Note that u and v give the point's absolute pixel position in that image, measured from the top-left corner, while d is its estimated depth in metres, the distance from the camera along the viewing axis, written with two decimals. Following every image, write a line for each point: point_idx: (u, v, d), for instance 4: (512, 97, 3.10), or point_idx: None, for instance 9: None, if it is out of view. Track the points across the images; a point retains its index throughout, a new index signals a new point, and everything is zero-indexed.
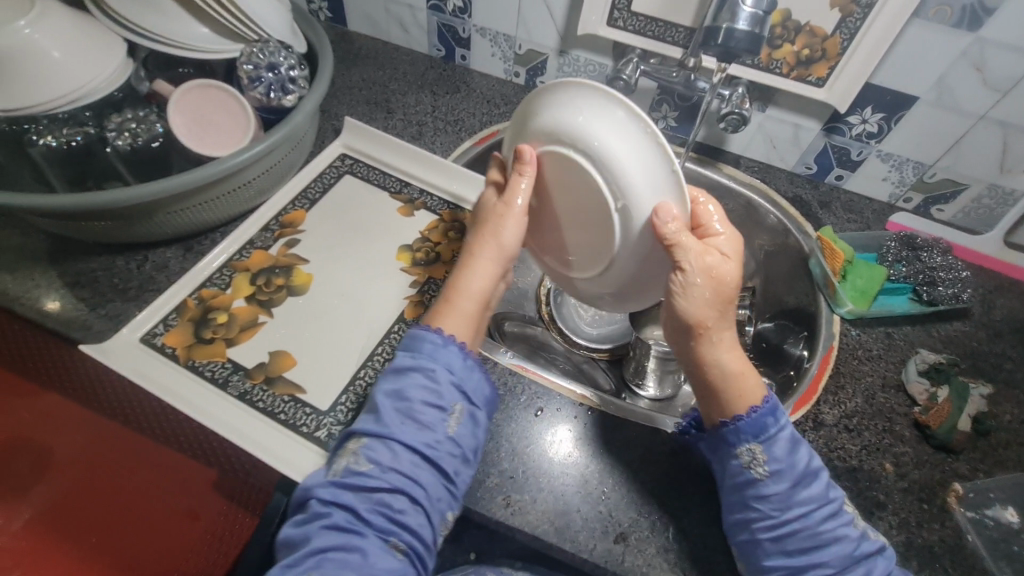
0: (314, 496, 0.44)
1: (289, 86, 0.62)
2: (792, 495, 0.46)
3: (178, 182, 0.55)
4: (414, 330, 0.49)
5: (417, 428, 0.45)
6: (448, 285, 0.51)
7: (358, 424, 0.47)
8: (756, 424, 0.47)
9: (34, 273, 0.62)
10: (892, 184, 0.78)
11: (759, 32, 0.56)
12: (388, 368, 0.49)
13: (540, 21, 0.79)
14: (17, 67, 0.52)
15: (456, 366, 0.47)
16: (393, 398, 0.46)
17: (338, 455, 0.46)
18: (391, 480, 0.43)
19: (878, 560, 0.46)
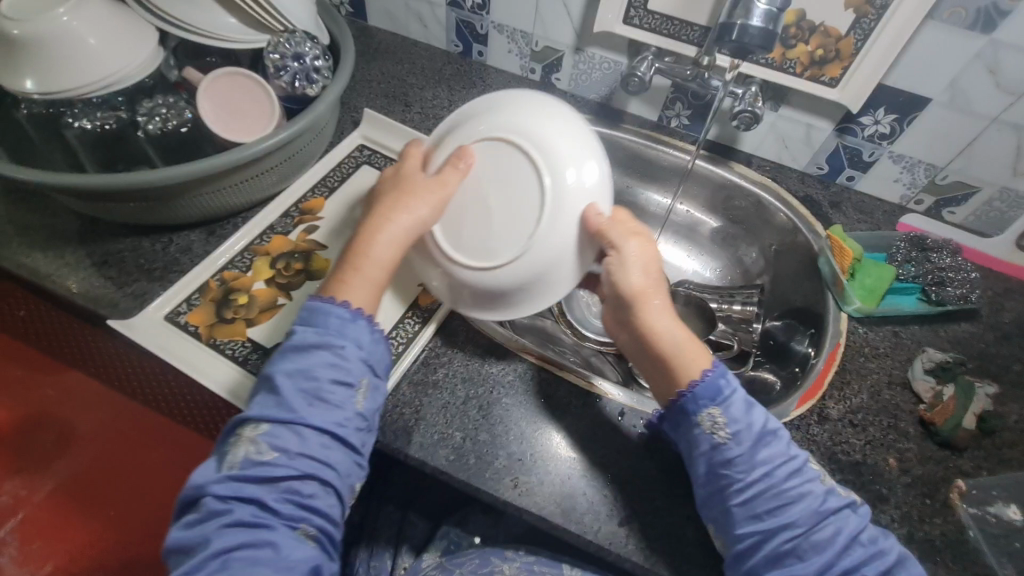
0: (210, 493, 0.43)
1: (313, 76, 0.64)
2: (753, 456, 0.48)
3: (205, 165, 0.57)
4: (324, 303, 0.50)
5: (325, 408, 0.46)
6: (355, 254, 0.52)
7: (252, 408, 0.46)
8: (711, 387, 0.49)
9: (65, 252, 0.64)
10: (904, 185, 0.79)
11: (772, 29, 0.57)
12: (287, 347, 0.49)
13: (557, 19, 0.80)
14: (56, 53, 0.54)
15: (364, 341, 0.49)
16: (299, 378, 0.47)
17: (234, 445, 0.45)
18: (301, 466, 0.44)
19: (847, 515, 0.47)
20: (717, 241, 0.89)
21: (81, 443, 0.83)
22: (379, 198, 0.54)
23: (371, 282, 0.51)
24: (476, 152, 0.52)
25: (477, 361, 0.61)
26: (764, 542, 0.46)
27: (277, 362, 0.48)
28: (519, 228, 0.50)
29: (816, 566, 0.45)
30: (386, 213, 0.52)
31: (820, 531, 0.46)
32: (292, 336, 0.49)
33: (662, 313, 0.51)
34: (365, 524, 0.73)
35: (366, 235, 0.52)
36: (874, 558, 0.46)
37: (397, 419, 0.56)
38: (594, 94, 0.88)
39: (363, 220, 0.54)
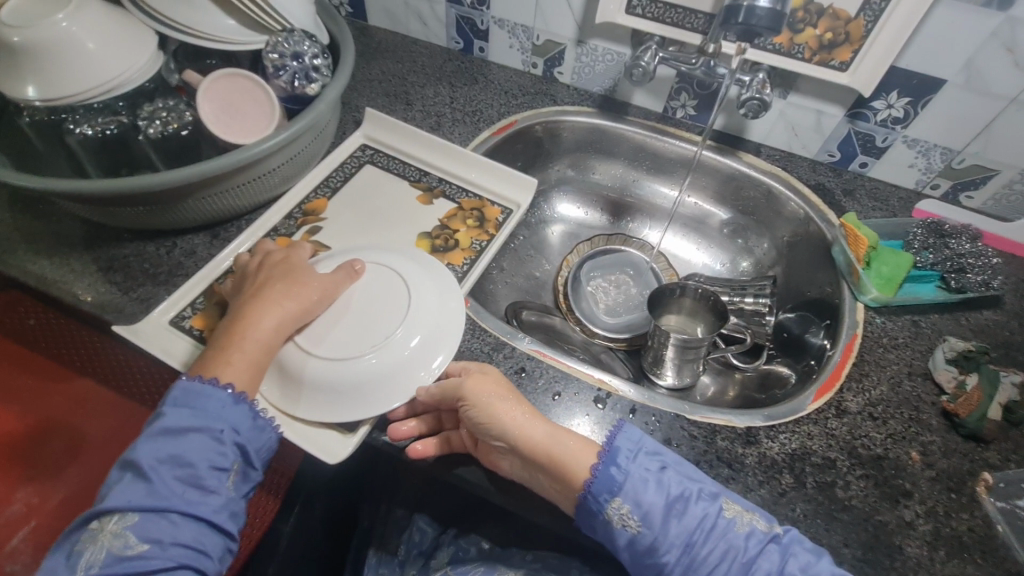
0: None
1: (312, 75, 0.64)
2: (665, 534, 0.47)
3: (203, 169, 0.57)
4: (195, 383, 0.48)
5: (201, 495, 0.45)
6: (234, 329, 0.51)
7: (109, 498, 0.43)
8: (605, 480, 0.48)
9: (70, 259, 0.64)
10: (919, 171, 0.77)
11: (780, 10, 0.55)
12: (148, 431, 0.46)
13: (558, 11, 0.79)
14: (55, 58, 0.54)
15: (244, 425, 0.48)
16: (170, 465, 0.44)
17: (88, 543, 0.42)
18: (175, 557, 0.42)
19: (772, 549, 0.46)
20: (727, 233, 0.87)
21: (93, 451, 0.79)
22: (263, 280, 0.55)
23: (245, 356, 0.49)
24: (364, 264, 0.59)
25: (484, 359, 0.59)
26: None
27: (136, 448, 0.45)
28: (376, 343, 0.54)
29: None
30: (276, 291, 0.53)
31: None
32: (156, 418, 0.47)
33: (532, 423, 0.50)
34: (375, 528, 0.72)
35: (247, 313, 0.51)
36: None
37: (406, 420, 0.55)
38: (597, 86, 0.87)
39: (241, 301, 0.53)
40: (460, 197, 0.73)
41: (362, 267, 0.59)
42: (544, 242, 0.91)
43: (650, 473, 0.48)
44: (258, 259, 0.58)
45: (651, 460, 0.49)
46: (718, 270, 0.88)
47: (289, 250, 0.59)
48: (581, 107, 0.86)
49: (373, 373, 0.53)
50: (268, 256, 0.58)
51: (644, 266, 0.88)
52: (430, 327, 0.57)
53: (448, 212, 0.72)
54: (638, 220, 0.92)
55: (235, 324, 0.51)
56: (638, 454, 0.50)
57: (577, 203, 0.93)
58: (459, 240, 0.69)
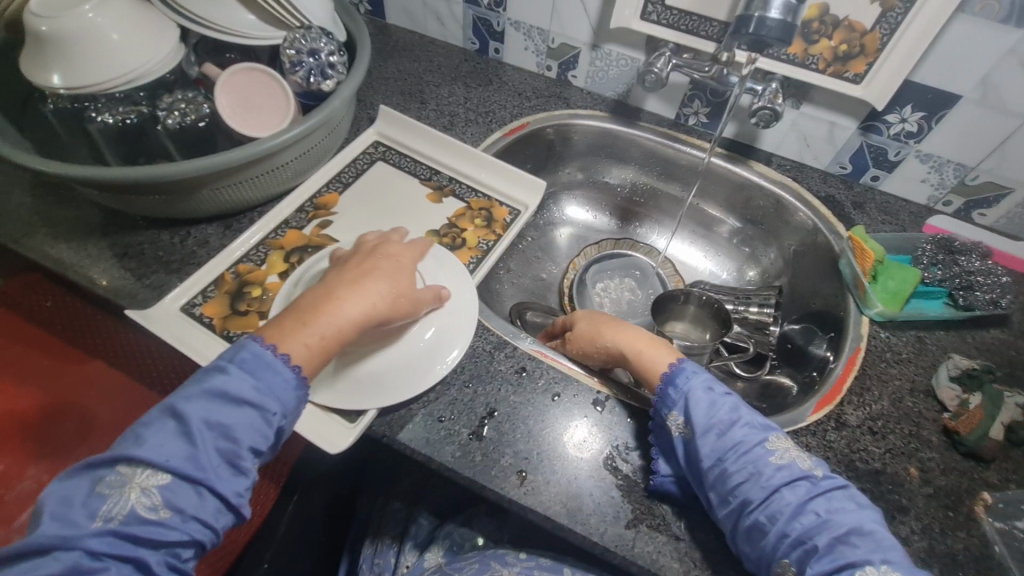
0: (81, 548, 0.38)
1: (328, 71, 0.65)
2: (707, 444, 0.50)
3: (216, 160, 0.58)
4: (265, 352, 0.47)
5: (231, 472, 0.44)
6: (315, 307, 0.50)
7: (145, 448, 0.42)
8: (671, 387, 0.54)
9: (88, 244, 0.66)
10: (931, 186, 0.76)
11: (791, 22, 0.55)
12: (203, 387, 0.45)
13: (573, 15, 0.80)
14: (80, 48, 0.56)
15: (290, 412, 0.47)
16: (216, 433, 0.44)
17: (112, 492, 0.40)
18: (193, 531, 0.42)
19: (800, 484, 0.48)
20: (735, 241, 0.88)
21: (102, 432, 0.77)
22: (367, 269, 0.54)
23: (320, 340, 0.49)
24: (448, 295, 0.59)
25: (486, 359, 0.60)
26: (733, 522, 0.48)
27: (187, 403, 0.44)
28: (407, 347, 0.56)
29: (773, 538, 0.46)
30: (374, 286, 0.53)
31: (776, 504, 0.47)
32: (216, 375, 0.46)
33: (620, 338, 0.60)
34: (373, 519, 0.74)
35: (332, 297, 0.51)
36: (826, 527, 0.45)
37: (405, 416, 0.55)
38: (610, 91, 0.87)
39: (324, 283, 0.53)
40: (469, 197, 0.74)
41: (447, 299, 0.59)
42: (552, 244, 0.92)
43: (713, 395, 0.53)
44: (359, 247, 0.58)
45: (719, 386, 0.55)
46: (724, 279, 0.89)
47: (403, 251, 0.58)
48: (593, 111, 0.87)
49: (396, 368, 0.55)
50: (380, 246, 0.58)
51: (650, 271, 0.89)
52: (450, 330, 0.59)
53: (457, 211, 0.73)
54: (647, 226, 0.94)
55: (317, 302, 0.51)
56: (704, 377, 0.55)
57: (587, 207, 0.94)
58: (466, 238, 0.70)
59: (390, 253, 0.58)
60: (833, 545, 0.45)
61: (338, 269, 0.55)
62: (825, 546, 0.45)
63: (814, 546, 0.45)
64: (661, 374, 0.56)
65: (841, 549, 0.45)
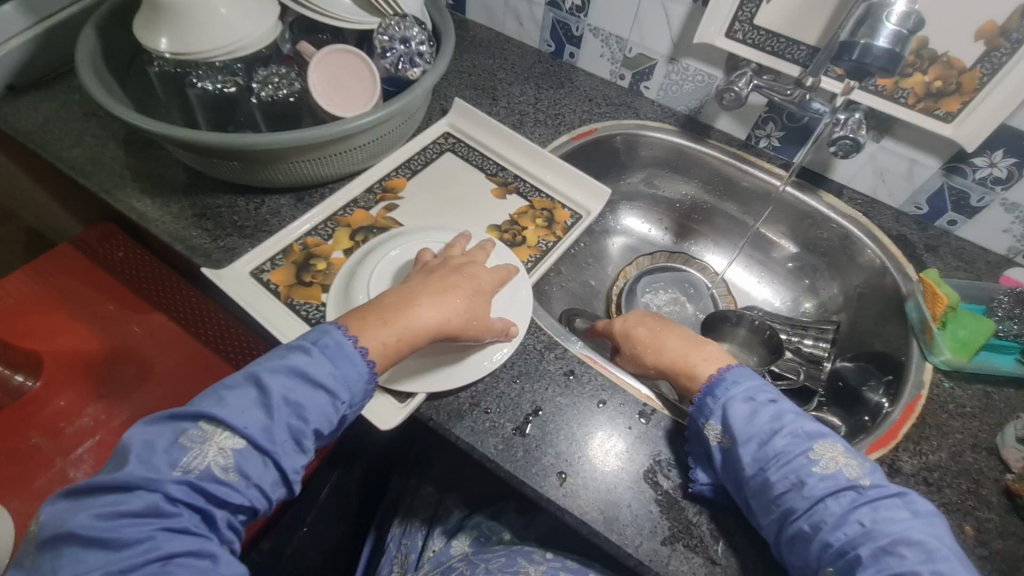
0: (159, 492, 0.41)
1: (416, 60, 0.66)
2: (746, 456, 0.50)
3: (303, 135, 0.60)
4: (347, 343, 0.49)
5: (294, 449, 0.46)
6: (397, 308, 0.52)
7: (226, 411, 0.44)
8: (713, 396, 0.54)
9: (171, 202, 0.69)
10: (1013, 237, 0.73)
11: (898, 52, 0.54)
12: (287, 364, 0.47)
13: (655, 27, 0.80)
14: (190, 17, 0.59)
15: (357, 401, 0.49)
16: (290, 410, 0.46)
17: (192, 446, 0.43)
18: (253, 498, 0.44)
19: (846, 494, 0.47)
20: (794, 270, 0.86)
21: (157, 380, 0.81)
22: (449, 283, 0.56)
23: (396, 340, 0.51)
24: (517, 334, 0.59)
25: (536, 357, 0.60)
26: (776, 530, 0.48)
27: (271, 375, 0.46)
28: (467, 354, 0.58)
29: (816, 547, 0.46)
30: (454, 301, 0.54)
31: (819, 514, 0.46)
32: (299, 354, 0.48)
33: (671, 343, 0.61)
34: (401, 500, 0.75)
35: (412, 301, 0.53)
36: (870, 538, 0.45)
37: (452, 403, 0.56)
38: (681, 106, 0.87)
39: (403, 287, 0.55)
40: (533, 196, 0.75)
41: (515, 336, 0.59)
42: (604, 252, 0.92)
43: (755, 404, 0.52)
44: (446, 261, 0.60)
45: (761, 393, 0.53)
46: (777, 307, 0.87)
47: (486, 274, 0.59)
48: (663, 124, 0.86)
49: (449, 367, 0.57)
50: (466, 265, 0.59)
51: (703, 289, 0.88)
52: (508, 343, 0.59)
53: (519, 209, 0.73)
54: (703, 245, 0.93)
55: (398, 303, 0.53)
56: (744, 385, 0.54)
57: (645, 219, 0.94)
58: (527, 237, 0.71)
59: (470, 268, 0.59)
60: (879, 556, 0.44)
61: (421, 275, 0.57)
62: (870, 557, 0.44)
63: (857, 557, 0.44)
64: (704, 381, 0.56)
65: (888, 560, 0.43)
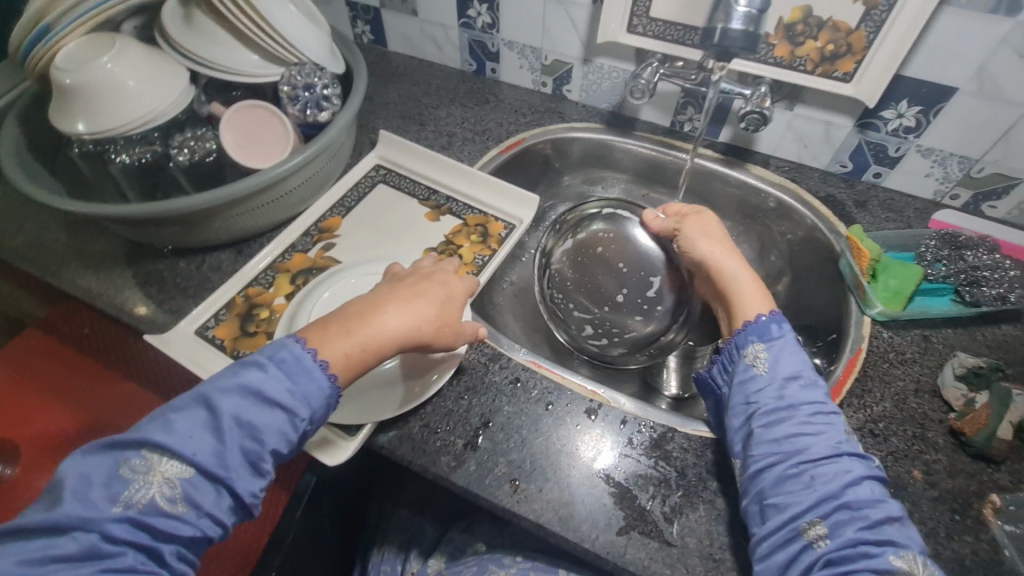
0: (99, 533, 0.40)
1: (323, 103, 0.69)
2: (785, 389, 0.53)
3: (228, 192, 0.62)
4: (305, 357, 0.48)
5: (248, 473, 0.46)
6: (364, 314, 0.53)
7: (173, 437, 0.44)
8: (761, 328, 0.57)
9: (113, 273, 0.71)
10: (936, 181, 0.75)
11: (754, 31, 0.56)
12: (240, 383, 0.47)
13: (564, 33, 0.82)
14: (99, 95, 0.60)
15: (315, 418, 0.48)
16: (243, 432, 0.45)
17: (136, 480, 0.42)
18: (204, 526, 0.44)
19: (863, 462, 0.50)
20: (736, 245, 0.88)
21: None
22: (418, 289, 0.56)
23: (359, 351, 0.51)
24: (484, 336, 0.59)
25: (480, 370, 0.62)
26: (775, 464, 0.50)
27: (222, 397, 0.46)
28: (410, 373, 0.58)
29: (820, 492, 0.48)
30: (423, 309, 0.55)
31: (833, 466, 0.49)
32: (253, 371, 0.47)
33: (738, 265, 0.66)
34: (381, 529, 0.76)
35: (378, 309, 0.53)
36: (879, 504, 0.47)
37: (402, 428, 0.58)
38: (604, 103, 0.89)
39: (375, 292, 0.56)
40: (465, 214, 0.77)
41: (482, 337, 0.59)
42: None
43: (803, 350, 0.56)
44: (415, 269, 0.60)
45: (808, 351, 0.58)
46: None
47: (457, 281, 0.60)
48: (589, 123, 0.88)
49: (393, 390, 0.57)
50: (436, 273, 0.60)
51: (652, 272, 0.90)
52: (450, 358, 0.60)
53: (454, 228, 0.75)
54: None
55: (368, 309, 0.53)
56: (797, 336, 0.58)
57: None
58: (462, 254, 0.72)
59: (441, 274, 0.59)
60: (880, 521, 0.46)
61: (389, 283, 0.58)
62: (875, 518, 0.46)
63: (864, 514, 0.46)
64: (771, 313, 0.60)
65: (884, 527, 0.46)
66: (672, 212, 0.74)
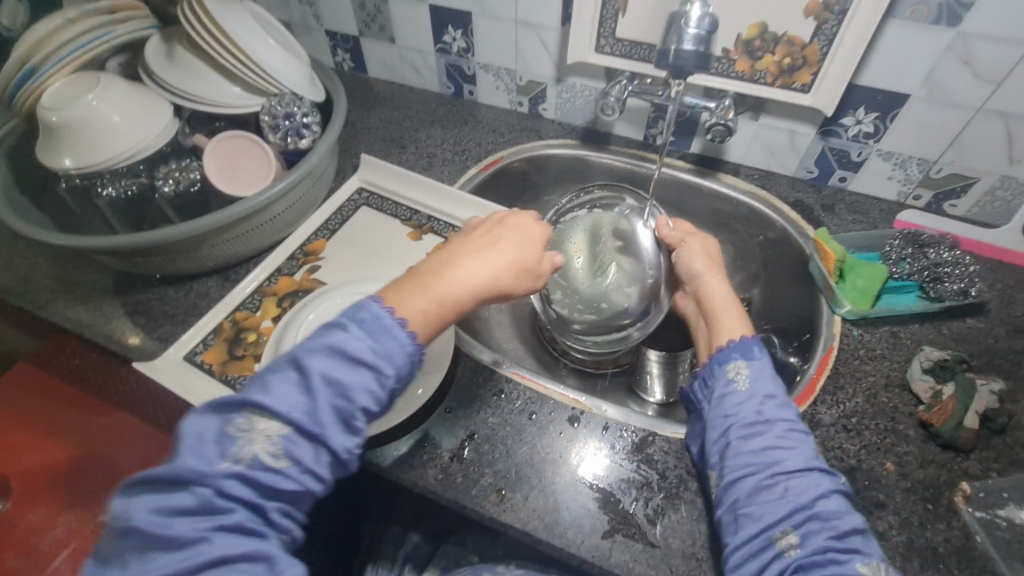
0: (210, 488, 0.40)
1: (303, 131, 0.71)
2: (764, 404, 0.53)
3: (214, 220, 0.64)
4: (385, 315, 0.47)
5: (344, 429, 0.44)
6: (438, 272, 0.53)
7: (269, 397, 0.43)
8: (744, 346, 0.57)
9: (102, 304, 0.72)
10: (898, 183, 0.78)
11: (705, 51, 0.59)
12: (326, 342, 0.45)
13: (536, 55, 0.85)
14: (85, 131, 0.62)
15: (401, 372, 0.47)
16: (333, 391, 0.44)
17: (241, 436, 0.42)
18: (306, 482, 0.43)
19: (833, 478, 0.50)
20: None
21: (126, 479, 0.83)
22: (491, 239, 0.57)
23: (437, 306, 0.50)
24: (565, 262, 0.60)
25: (465, 383, 0.63)
26: (752, 475, 0.49)
27: (310, 356, 0.45)
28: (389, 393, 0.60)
29: (794, 504, 0.47)
30: (495, 258, 0.55)
31: (807, 479, 0.48)
32: (336, 330, 0.46)
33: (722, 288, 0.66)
34: (374, 547, 0.77)
35: (450, 267, 0.53)
36: (848, 517, 0.47)
37: (389, 444, 0.59)
38: (579, 120, 0.92)
39: (446, 250, 0.57)
40: (447, 232, 0.79)
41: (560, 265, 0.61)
42: None
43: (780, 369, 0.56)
44: (488, 219, 0.62)
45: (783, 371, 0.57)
46: None
47: (530, 224, 0.60)
48: (565, 140, 0.91)
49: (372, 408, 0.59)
50: (509, 219, 0.61)
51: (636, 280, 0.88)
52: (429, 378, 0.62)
53: (436, 246, 0.77)
54: None
55: (442, 267, 0.54)
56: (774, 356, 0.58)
57: None
58: None
59: (513, 220, 0.60)
60: (849, 533, 0.46)
61: (462, 238, 0.59)
62: (846, 531, 0.46)
63: (835, 526, 0.46)
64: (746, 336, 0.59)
65: (852, 539, 0.46)
66: (680, 226, 0.71)
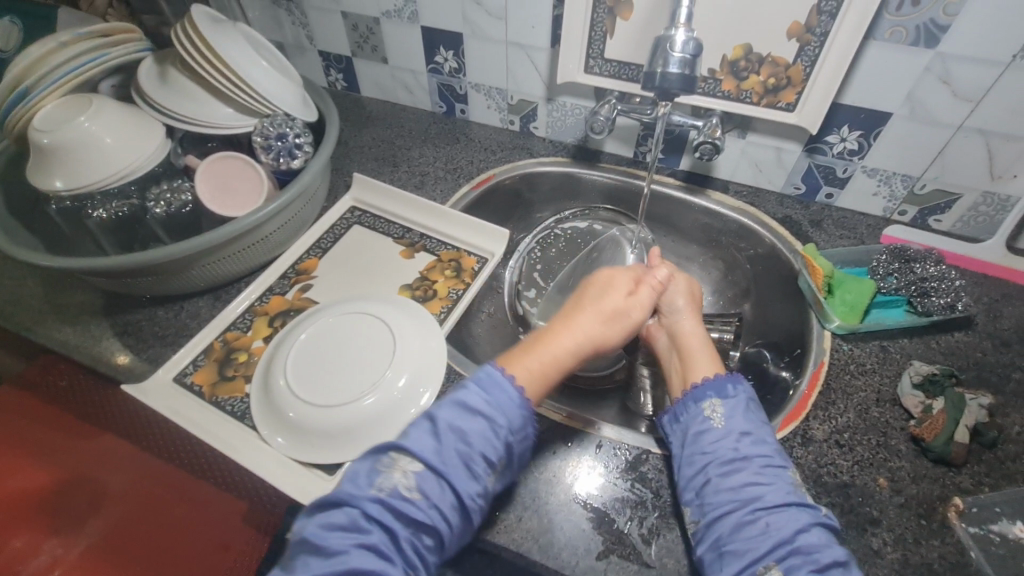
0: (358, 509, 0.42)
1: (295, 152, 0.72)
2: (740, 441, 0.53)
3: (205, 240, 0.64)
4: (498, 372, 0.50)
5: (468, 475, 0.45)
6: (539, 337, 0.58)
7: (409, 438, 0.46)
8: (717, 384, 0.57)
9: (91, 325, 0.71)
10: (884, 199, 0.79)
11: (690, 74, 0.60)
12: (453, 397, 0.49)
13: (527, 75, 0.86)
14: (76, 153, 0.62)
15: (515, 426, 0.48)
16: (456, 437, 0.46)
17: (384, 470, 0.44)
18: (434, 518, 0.43)
19: (814, 511, 0.49)
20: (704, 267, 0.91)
21: (113, 505, 0.81)
22: (576, 304, 0.62)
23: (540, 365, 0.54)
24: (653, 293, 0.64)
25: None
26: (731, 511, 0.49)
27: (440, 407, 0.48)
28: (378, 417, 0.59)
29: (774, 538, 0.46)
30: (585, 318, 0.60)
31: (785, 514, 0.48)
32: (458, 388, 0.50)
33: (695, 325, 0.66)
34: None
35: (550, 333, 0.59)
36: (829, 550, 0.46)
37: None
38: (570, 138, 0.93)
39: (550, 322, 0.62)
40: (439, 249, 0.79)
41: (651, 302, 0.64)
42: None
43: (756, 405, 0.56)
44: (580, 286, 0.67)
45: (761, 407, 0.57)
46: None
47: (612, 277, 0.65)
48: (556, 158, 0.92)
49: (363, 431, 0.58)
50: (592, 282, 0.66)
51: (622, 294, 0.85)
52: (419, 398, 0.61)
53: (429, 264, 0.77)
54: None
55: (543, 333, 0.59)
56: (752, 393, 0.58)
57: None
58: (437, 289, 0.74)
59: (594, 282, 0.65)
60: (832, 567, 0.45)
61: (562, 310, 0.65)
62: (827, 564, 0.45)
63: (816, 560, 0.45)
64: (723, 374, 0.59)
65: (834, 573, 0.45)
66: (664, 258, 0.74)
